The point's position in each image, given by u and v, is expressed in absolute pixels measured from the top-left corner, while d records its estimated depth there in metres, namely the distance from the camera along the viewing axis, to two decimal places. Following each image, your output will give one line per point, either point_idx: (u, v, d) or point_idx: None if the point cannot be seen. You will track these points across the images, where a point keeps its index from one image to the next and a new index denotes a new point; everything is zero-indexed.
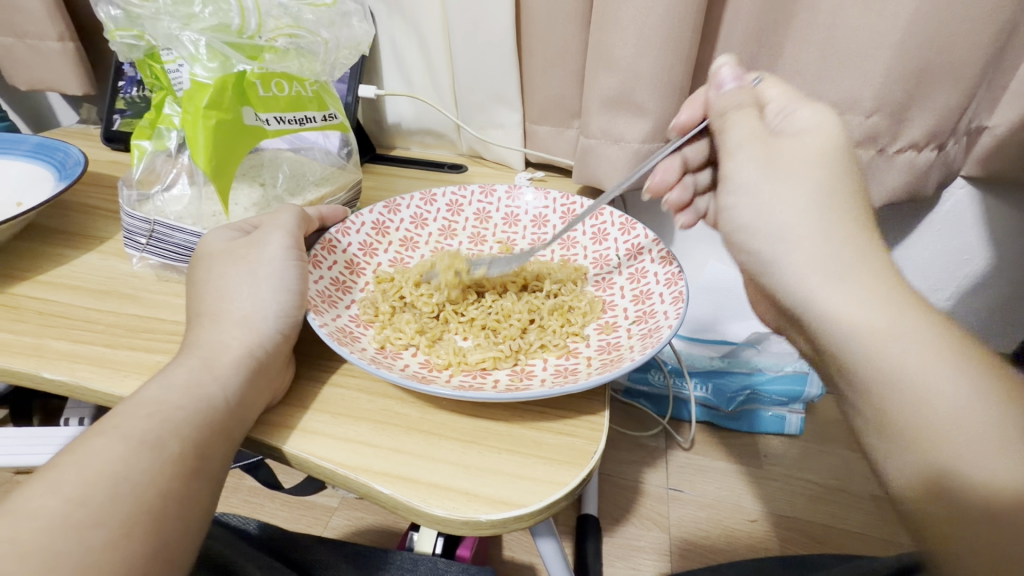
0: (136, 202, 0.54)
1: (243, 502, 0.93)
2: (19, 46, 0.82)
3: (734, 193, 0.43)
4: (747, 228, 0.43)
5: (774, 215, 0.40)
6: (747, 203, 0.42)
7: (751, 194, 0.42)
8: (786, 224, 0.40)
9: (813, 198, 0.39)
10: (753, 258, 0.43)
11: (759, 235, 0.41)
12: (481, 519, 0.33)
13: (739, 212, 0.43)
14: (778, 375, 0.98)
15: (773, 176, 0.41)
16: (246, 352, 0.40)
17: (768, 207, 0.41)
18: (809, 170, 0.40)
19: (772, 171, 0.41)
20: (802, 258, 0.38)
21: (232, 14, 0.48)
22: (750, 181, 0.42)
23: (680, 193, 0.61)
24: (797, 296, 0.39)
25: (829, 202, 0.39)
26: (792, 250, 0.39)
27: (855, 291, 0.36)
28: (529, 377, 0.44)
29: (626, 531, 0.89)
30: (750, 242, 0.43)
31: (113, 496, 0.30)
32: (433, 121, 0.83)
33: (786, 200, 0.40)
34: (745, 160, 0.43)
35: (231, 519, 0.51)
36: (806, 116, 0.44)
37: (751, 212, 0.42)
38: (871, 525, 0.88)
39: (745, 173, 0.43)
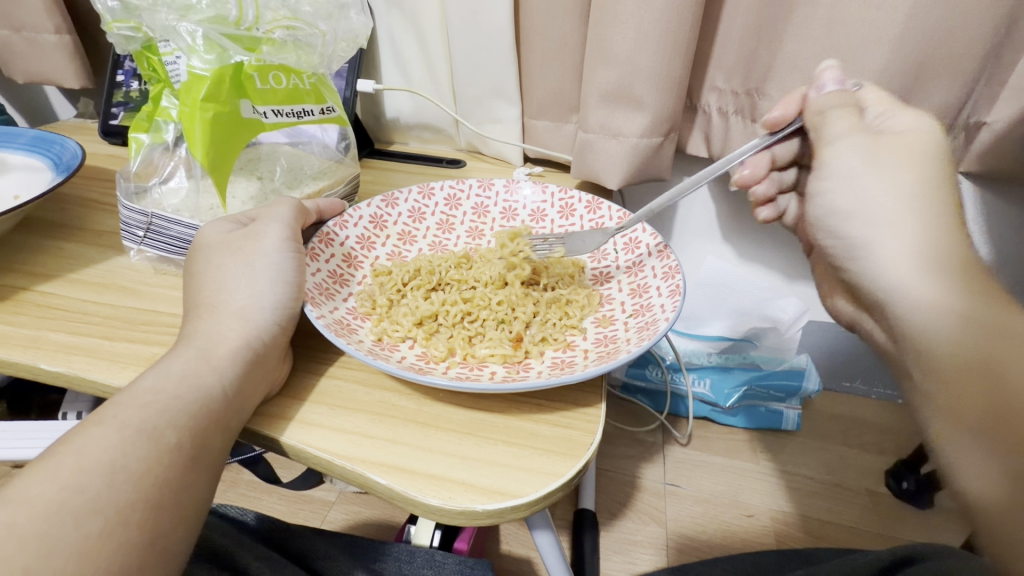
0: (133, 195, 0.54)
1: (241, 497, 0.93)
2: (17, 39, 0.82)
3: (829, 179, 0.46)
4: (840, 214, 0.46)
5: (870, 205, 0.43)
6: (842, 193, 0.45)
7: (850, 183, 0.44)
8: (879, 210, 0.42)
9: (907, 193, 0.42)
10: (843, 243, 0.46)
11: (852, 218, 0.45)
12: (477, 509, 0.33)
13: (833, 199, 0.46)
14: (777, 369, 1.00)
15: (874, 169, 0.43)
16: (244, 344, 0.40)
17: (863, 193, 0.43)
18: (908, 168, 0.42)
19: (874, 162, 0.43)
20: (896, 248, 0.41)
21: (230, 6, 0.49)
22: (846, 173, 0.44)
23: (767, 187, 0.60)
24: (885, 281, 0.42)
25: (923, 196, 0.41)
26: (885, 237, 0.42)
27: (935, 281, 0.38)
28: (527, 369, 0.44)
29: (624, 525, 0.89)
30: (842, 226, 0.46)
31: (110, 484, 0.31)
32: (432, 115, 0.83)
33: (881, 190, 0.43)
34: (848, 149, 0.44)
35: (229, 510, 0.52)
36: (908, 118, 0.45)
37: (846, 198, 0.45)
38: (867, 520, 0.88)
39: (845, 161, 0.44)
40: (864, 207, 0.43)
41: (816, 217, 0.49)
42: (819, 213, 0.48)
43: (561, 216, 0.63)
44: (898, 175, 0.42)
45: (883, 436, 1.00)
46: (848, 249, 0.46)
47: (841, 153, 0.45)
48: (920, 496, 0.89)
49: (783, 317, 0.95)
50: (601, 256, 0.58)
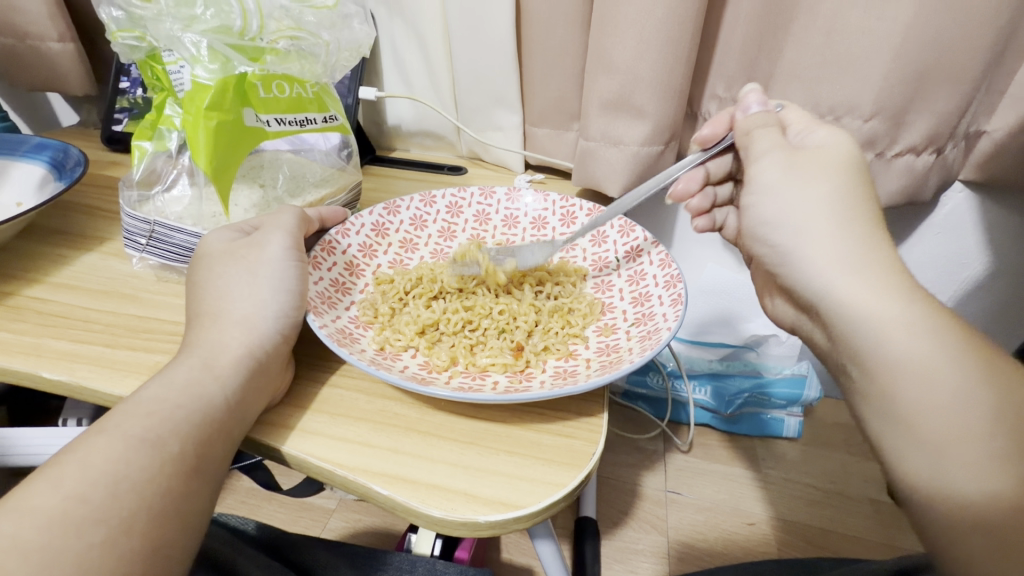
0: (136, 203, 0.54)
1: (241, 504, 0.92)
2: (20, 47, 0.82)
3: (757, 193, 0.47)
4: (771, 223, 0.45)
5: (795, 213, 0.43)
6: (772, 202, 0.45)
7: (773, 193, 0.45)
8: (801, 218, 0.43)
9: (832, 211, 0.42)
10: (772, 252, 0.46)
11: (778, 229, 0.45)
12: (480, 520, 0.33)
13: (764, 205, 0.46)
14: (777, 377, 0.99)
15: (795, 178, 0.44)
16: (247, 352, 0.40)
17: (794, 201, 0.44)
18: (827, 176, 0.44)
19: (794, 175, 0.44)
20: (823, 252, 0.41)
21: (234, 16, 0.48)
22: (773, 183, 0.45)
23: (702, 201, 0.59)
24: (816, 287, 0.42)
25: (843, 211, 0.42)
26: (810, 242, 0.42)
27: (869, 285, 0.39)
28: (529, 379, 0.44)
29: (625, 534, 0.89)
30: (772, 236, 0.46)
31: (113, 494, 0.31)
32: (433, 123, 0.84)
33: (801, 202, 0.43)
34: (768, 163, 0.46)
35: (230, 519, 0.51)
36: (824, 134, 0.47)
37: (773, 208, 0.45)
38: (869, 529, 0.88)
39: (768, 174, 0.46)
40: (790, 218, 0.44)
41: (749, 227, 0.48)
42: (753, 222, 0.47)
43: (562, 224, 0.63)
44: (820, 185, 0.43)
45: None
46: (775, 258, 0.46)
47: (765, 164, 0.46)
48: None
49: (783, 323, 0.97)
50: (603, 263, 0.58)
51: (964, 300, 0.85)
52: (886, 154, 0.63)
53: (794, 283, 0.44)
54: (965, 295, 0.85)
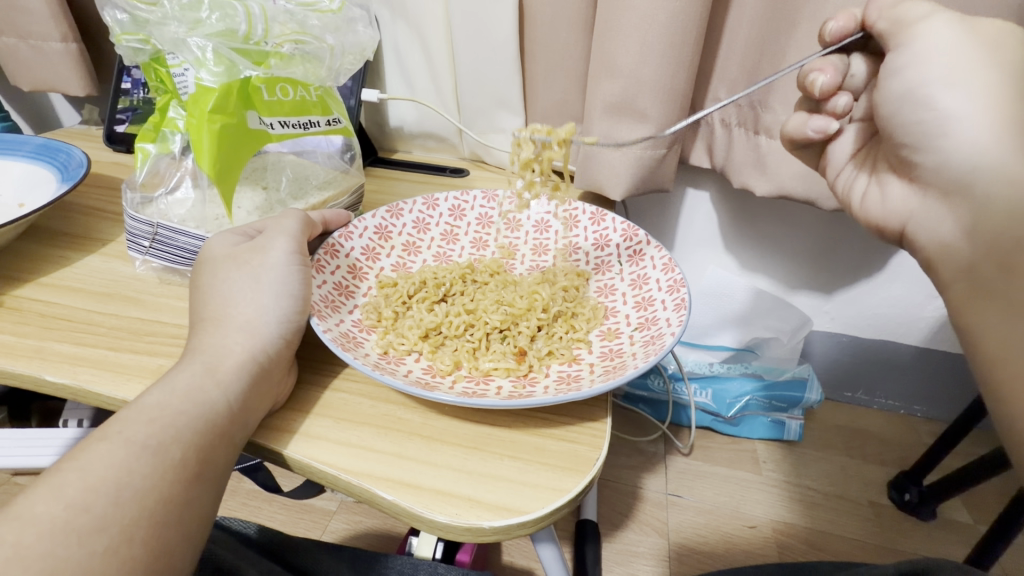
0: (139, 205, 0.54)
1: (241, 505, 0.92)
2: (22, 47, 0.82)
3: (908, 62, 0.42)
4: (918, 101, 0.43)
5: (959, 82, 0.41)
6: (929, 68, 0.42)
7: (935, 64, 0.41)
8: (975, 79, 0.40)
9: (1003, 85, 0.40)
10: (930, 125, 0.42)
11: (936, 101, 0.42)
12: (484, 526, 0.33)
13: (903, 80, 0.43)
14: (778, 380, 0.99)
15: (970, 43, 0.41)
16: (249, 358, 0.40)
17: (955, 71, 0.41)
18: (1002, 61, 0.40)
19: (964, 46, 0.41)
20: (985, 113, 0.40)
21: (239, 20, 0.48)
22: (940, 47, 0.41)
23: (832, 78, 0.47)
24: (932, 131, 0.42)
25: (1015, 87, 0.39)
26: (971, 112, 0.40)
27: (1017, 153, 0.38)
28: (533, 384, 0.44)
29: (626, 536, 0.89)
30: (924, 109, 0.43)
31: (115, 501, 0.31)
32: (435, 124, 0.83)
33: (978, 75, 0.40)
34: (939, 29, 0.41)
35: (232, 522, 0.51)
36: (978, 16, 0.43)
37: (926, 80, 0.42)
38: (868, 532, 0.88)
39: (937, 38, 0.41)
40: (947, 90, 0.41)
41: (889, 103, 0.45)
42: (890, 99, 0.45)
43: (565, 228, 0.63)
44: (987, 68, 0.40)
45: (886, 447, 1.00)
46: (929, 134, 0.43)
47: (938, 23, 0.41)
48: (925, 508, 0.89)
49: (783, 326, 0.96)
50: (605, 267, 0.58)
51: None
52: None
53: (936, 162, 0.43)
54: None
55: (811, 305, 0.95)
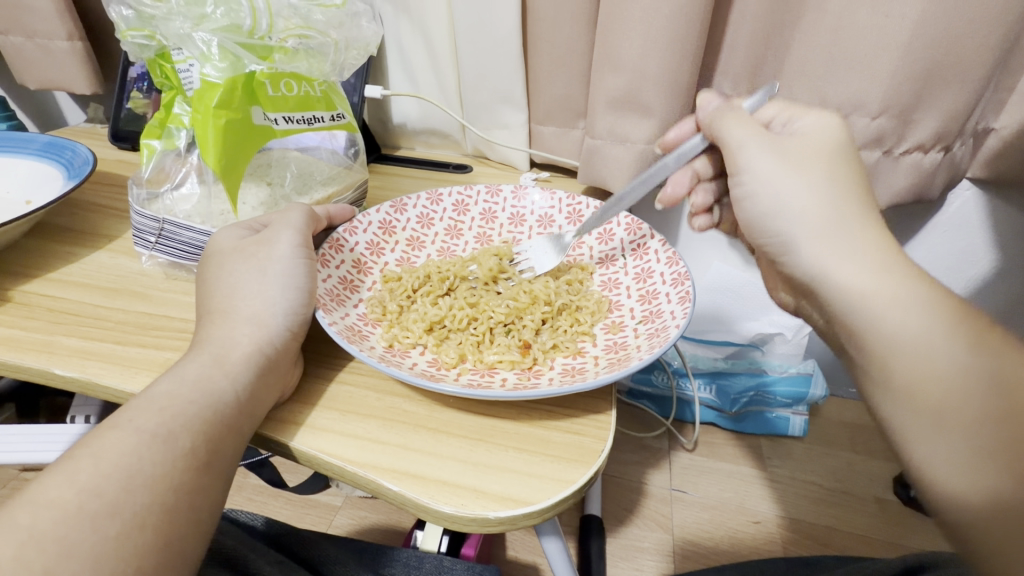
0: (145, 201, 0.54)
1: (247, 501, 0.93)
2: (28, 45, 0.82)
3: (750, 182, 0.44)
4: (767, 215, 0.44)
5: (794, 202, 0.42)
6: (765, 194, 0.43)
7: (771, 184, 0.43)
8: (795, 208, 0.42)
9: (834, 191, 0.42)
10: (777, 242, 0.44)
11: (781, 220, 0.43)
12: (490, 516, 0.33)
13: (751, 201, 0.45)
14: (782, 377, 0.98)
15: (786, 165, 0.43)
16: (256, 349, 0.40)
17: (787, 191, 0.42)
18: (819, 168, 0.43)
19: (784, 165, 0.43)
20: (827, 241, 0.41)
21: (244, 14, 0.48)
22: (766, 172, 0.43)
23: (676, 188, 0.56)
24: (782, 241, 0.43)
25: (843, 197, 0.42)
26: (811, 236, 0.41)
27: (863, 266, 0.40)
28: (537, 377, 0.44)
29: (630, 532, 0.89)
30: (772, 228, 0.44)
31: (127, 487, 0.31)
32: (438, 121, 0.84)
33: (808, 188, 0.42)
34: (758, 152, 0.44)
35: (240, 515, 0.52)
36: (810, 121, 0.46)
37: (767, 200, 0.43)
38: (874, 527, 0.88)
39: (759, 162, 0.44)
40: (782, 217, 0.43)
41: (745, 221, 0.46)
42: (744, 216, 0.46)
43: (568, 223, 0.63)
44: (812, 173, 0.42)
45: None
46: (780, 247, 0.44)
47: (753, 159, 0.44)
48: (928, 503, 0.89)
49: (788, 322, 0.96)
50: (610, 261, 0.58)
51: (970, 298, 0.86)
52: (894, 151, 0.63)
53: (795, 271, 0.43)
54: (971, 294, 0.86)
55: None
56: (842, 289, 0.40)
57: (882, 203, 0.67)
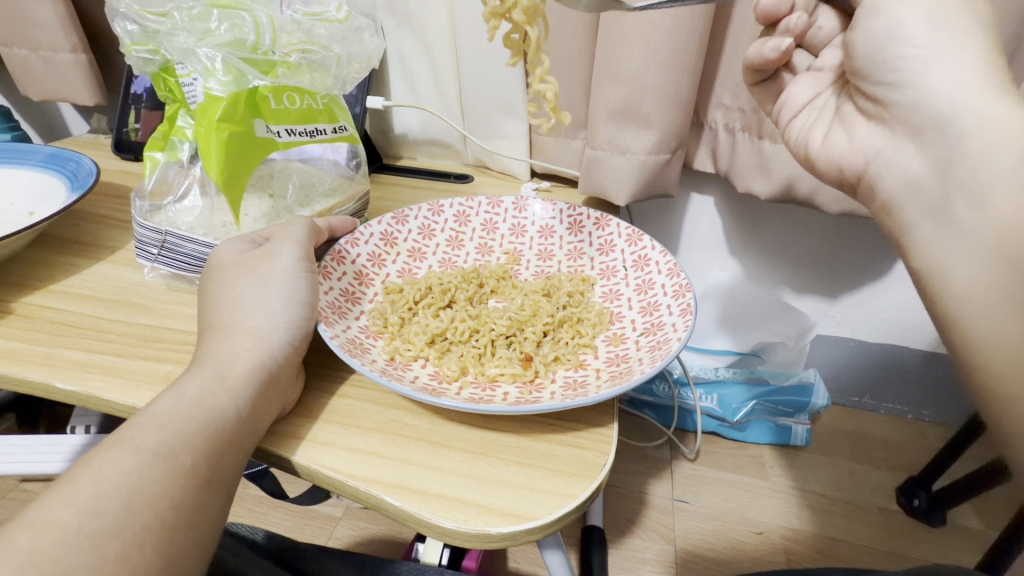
0: (148, 213, 0.54)
1: (247, 511, 0.92)
2: (32, 57, 0.83)
3: (883, 4, 0.41)
4: (892, 37, 0.41)
5: (939, 32, 0.40)
6: (896, 14, 0.41)
7: (915, 5, 0.40)
8: (933, 41, 0.40)
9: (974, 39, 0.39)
10: (902, 75, 0.42)
11: (910, 54, 0.41)
12: (492, 532, 0.33)
13: (891, 21, 0.41)
14: (785, 385, 0.99)
15: (941, 0, 0.40)
16: (257, 364, 0.40)
17: (930, 22, 0.40)
18: (975, 15, 0.40)
19: (945, 0, 0.40)
20: (960, 75, 0.39)
21: (247, 30, 0.48)
22: None
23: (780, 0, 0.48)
24: (910, 67, 0.41)
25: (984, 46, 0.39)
26: (946, 71, 0.39)
27: (1001, 111, 0.37)
28: (539, 390, 0.44)
29: (632, 542, 0.88)
30: (900, 53, 0.41)
31: (127, 506, 0.31)
32: (439, 130, 0.84)
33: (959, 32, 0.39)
34: None
35: (240, 528, 0.51)
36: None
37: (919, 21, 0.40)
38: (877, 538, 0.87)
39: None
40: (914, 42, 0.40)
41: (863, 56, 0.44)
42: (865, 50, 0.43)
43: (570, 233, 0.63)
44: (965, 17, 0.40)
45: (894, 453, 1.00)
46: (903, 75, 0.42)
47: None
48: (936, 512, 0.89)
49: (789, 331, 0.95)
50: (610, 272, 0.58)
51: None
52: None
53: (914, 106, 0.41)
54: None
55: (816, 310, 0.95)
56: (982, 126, 0.38)
57: None
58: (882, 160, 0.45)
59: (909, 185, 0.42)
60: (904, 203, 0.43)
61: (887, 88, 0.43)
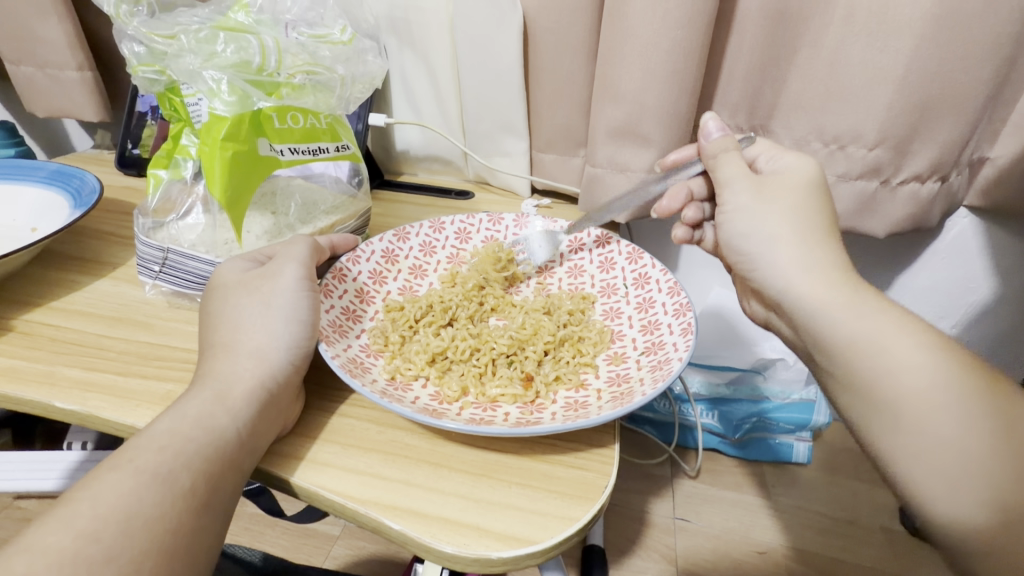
0: (150, 230, 0.55)
1: (243, 530, 0.91)
2: (39, 75, 0.84)
3: (733, 211, 0.49)
4: (741, 237, 0.49)
5: (762, 229, 0.47)
6: (742, 218, 0.48)
7: (743, 212, 0.48)
8: (766, 235, 0.47)
9: (793, 224, 0.46)
10: (746, 259, 0.49)
11: (751, 242, 0.48)
12: (493, 556, 0.33)
13: (736, 223, 0.49)
14: (786, 403, 0.98)
15: (762, 199, 0.48)
16: (258, 384, 0.40)
17: (757, 218, 0.47)
18: (791, 194, 0.48)
19: (762, 197, 0.48)
20: (787, 258, 0.45)
21: (253, 52, 0.49)
22: (744, 204, 0.48)
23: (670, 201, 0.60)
24: (748, 257, 0.48)
25: (803, 221, 0.46)
26: (774, 253, 0.46)
27: (822, 281, 0.43)
28: (541, 411, 0.44)
29: (633, 563, 0.87)
30: (744, 248, 0.49)
31: (125, 531, 0.30)
32: (440, 148, 0.85)
33: (773, 220, 0.47)
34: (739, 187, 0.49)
35: (237, 550, 0.51)
36: (789, 159, 0.51)
37: (746, 222, 0.48)
38: (882, 559, 0.86)
39: (741, 197, 0.49)
40: (756, 236, 0.47)
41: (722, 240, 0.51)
42: (725, 238, 0.51)
43: (570, 250, 0.64)
44: (777, 207, 0.47)
45: None
46: (748, 264, 0.49)
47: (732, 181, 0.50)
48: None
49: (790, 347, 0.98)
50: (612, 290, 0.59)
51: (971, 323, 0.86)
52: (892, 181, 0.64)
53: (762, 283, 0.48)
54: (972, 319, 0.86)
55: None
56: (805, 302, 0.43)
57: (880, 232, 0.68)
58: (774, 319, 0.52)
59: (791, 339, 0.48)
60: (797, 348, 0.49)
61: (745, 265, 0.50)
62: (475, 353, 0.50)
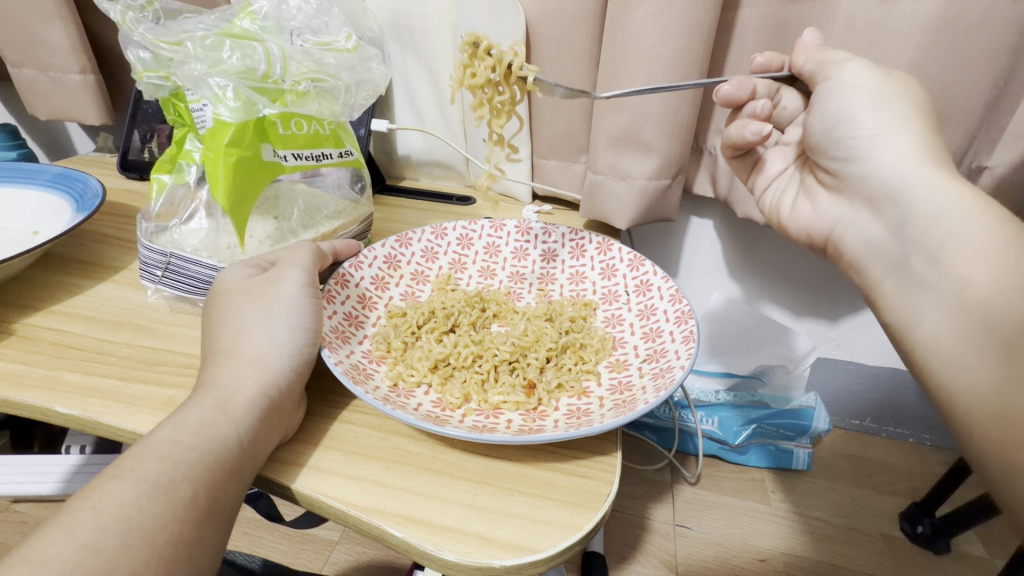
0: (152, 234, 0.55)
1: (242, 535, 0.91)
2: (41, 78, 0.84)
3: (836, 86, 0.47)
4: (842, 119, 0.47)
5: (876, 111, 0.45)
6: (856, 97, 0.46)
7: (861, 88, 0.46)
8: (877, 124, 0.45)
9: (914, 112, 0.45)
10: (847, 150, 0.48)
11: (861, 124, 0.46)
12: (495, 565, 0.33)
13: (841, 103, 0.47)
14: (784, 408, 0.99)
15: (878, 87, 0.46)
16: (260, 391, 0.40)
17: (878, 98, 0.46)
18: (912, 89, 0.46)
19: (885, 80, 0.46)
20: (905, 148, 0.44)
21: (258, 60, 0.49)
22: (868, 79, 0.46)
23: (736, 88, 0.51)
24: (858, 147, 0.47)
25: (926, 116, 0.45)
26: (892, 141, 0.45)
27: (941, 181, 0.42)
28: (543, 418, 0.44)
29: (633, 569, 0.87)
30: (851, 131, 0.47)
31: (125, 542, 0.30)
32: (443, 153, 0.85)
33: (902, 103, 0.45)
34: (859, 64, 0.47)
35: (237, 556, 0.51)
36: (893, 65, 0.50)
37: (863, 98, 0.46)
38: (881, 565, 0.86)
39: (860, 71, 0.46)
40: (861, 124, 0.46)
41: (819, 131, 0.50)
42: (822, 127, 0.49)
43: (572, 257, 0.64)
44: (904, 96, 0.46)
45: (897, 477, 0.99)
46: (848, 153, 0.48)
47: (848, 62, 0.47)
48: (938, 540, 0.88)
49: (789, 354, 0.94)
50: (613, 297, 0.59)
51: None
52: None
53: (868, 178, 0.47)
54: None
55: (816, 332, 0.95)
56: (922, 198, 0.42)
57: None
58: (845, 224, 0.50)
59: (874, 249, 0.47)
60: (868, 260, 0.47)
61: (842, 157, 0.49)
62: (479, 360, 0.50)
